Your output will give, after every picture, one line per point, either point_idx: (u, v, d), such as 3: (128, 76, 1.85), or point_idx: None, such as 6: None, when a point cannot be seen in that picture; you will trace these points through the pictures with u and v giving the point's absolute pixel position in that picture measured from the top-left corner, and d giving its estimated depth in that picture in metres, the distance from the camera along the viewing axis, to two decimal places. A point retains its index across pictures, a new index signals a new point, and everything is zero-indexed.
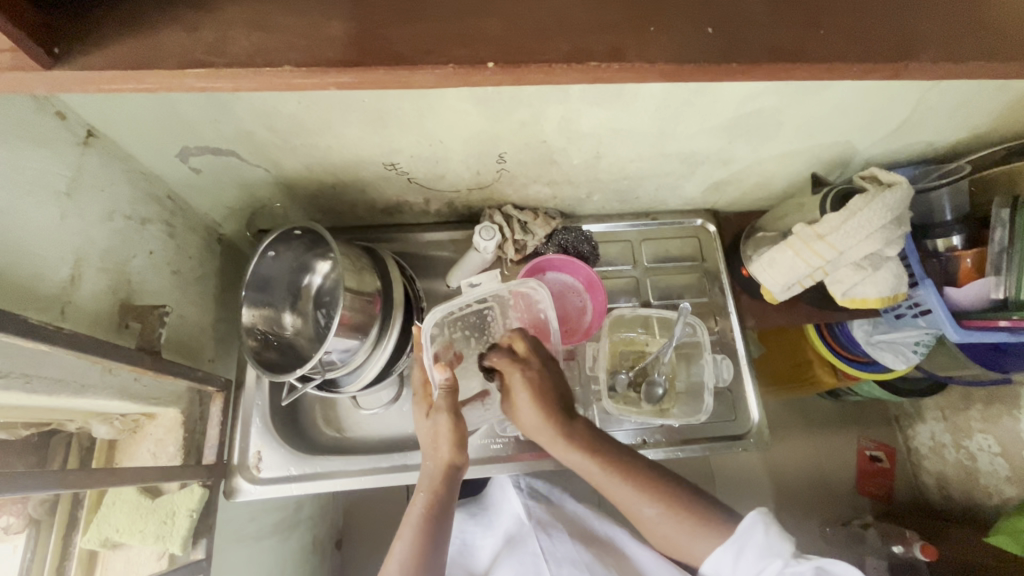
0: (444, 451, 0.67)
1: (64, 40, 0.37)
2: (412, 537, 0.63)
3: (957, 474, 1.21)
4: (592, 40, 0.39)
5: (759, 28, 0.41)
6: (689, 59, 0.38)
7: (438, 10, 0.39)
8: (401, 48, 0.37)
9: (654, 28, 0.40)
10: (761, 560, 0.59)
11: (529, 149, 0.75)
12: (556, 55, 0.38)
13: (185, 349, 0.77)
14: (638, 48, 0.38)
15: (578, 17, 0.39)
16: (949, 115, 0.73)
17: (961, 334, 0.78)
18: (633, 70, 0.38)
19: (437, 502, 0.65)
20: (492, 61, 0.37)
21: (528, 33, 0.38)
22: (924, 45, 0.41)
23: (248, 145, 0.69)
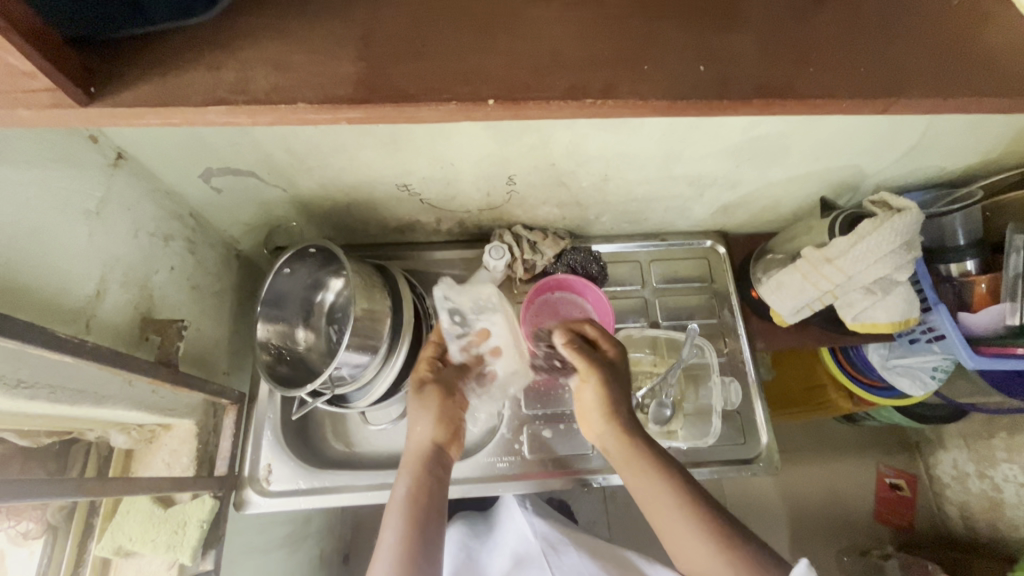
0: (430, 434, 0.71)
1: (99, 78, 0.39)
2: (407, 515, 0.62)
3: (980, 505, 1.17)
4: (589, 77, 0.40)
5: (751, 66, 0.42)
6: (683, 95, 0.40)
7: (445, 47, 0.41)
8: (410, 85, 0.39)
9: (649, 66, 0.41)
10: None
11: (538, 171, 0.77)
12: (555, 92, 0.40)
13: (201, 362, 0.80)
14: (632, 84, 0.40)
15: (576, 54, 0.41)
16: (958, 140, 0.73)
17: (976, 359, 0.77)
18: (627, 106, 0.40)
19: (413, 483, 0.65)
20: (494, 98, 0.39)
21: (528, 69, 0.40)
22: (915, 81, 0.42)
23: (267, 167, 0.72)
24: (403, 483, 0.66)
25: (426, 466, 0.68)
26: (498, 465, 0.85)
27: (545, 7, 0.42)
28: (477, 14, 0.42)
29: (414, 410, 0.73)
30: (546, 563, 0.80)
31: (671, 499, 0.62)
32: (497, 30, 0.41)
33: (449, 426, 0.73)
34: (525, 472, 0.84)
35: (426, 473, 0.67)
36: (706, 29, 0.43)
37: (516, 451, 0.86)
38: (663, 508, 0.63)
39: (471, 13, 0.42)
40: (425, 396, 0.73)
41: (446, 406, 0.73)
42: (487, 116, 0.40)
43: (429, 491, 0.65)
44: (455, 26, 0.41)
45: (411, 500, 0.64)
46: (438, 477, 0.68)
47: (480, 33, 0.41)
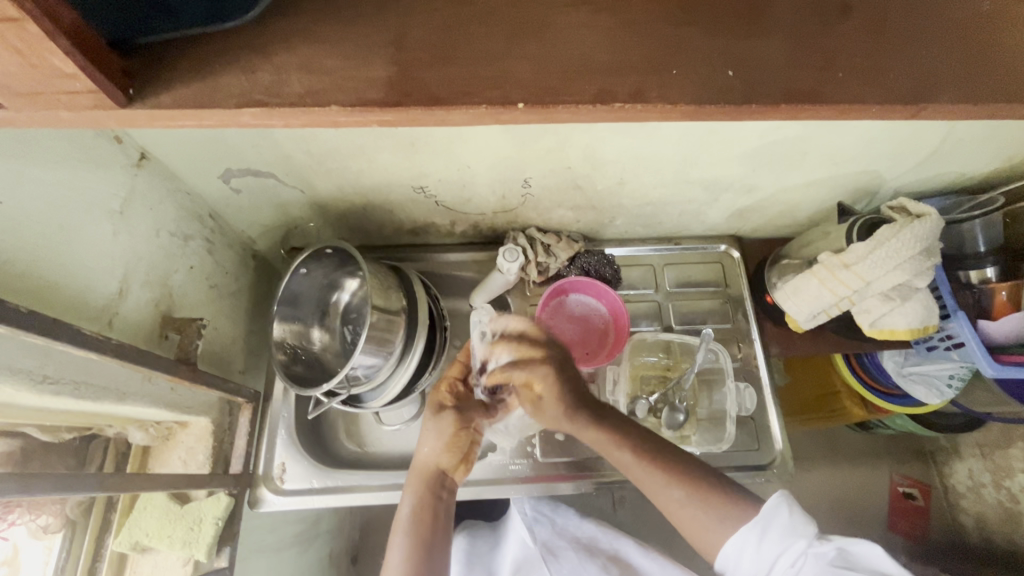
0: (436, 457, 0.71)
1: (135, 80, 0.40)
2: (408, 543, 0.64)
3: (998, 516, 1.16)
4: (616, 81, 0.40)
5: (777, 71, 0.42)
6: (709, 100, 0.40)
7: (472, 52, 0.41)
8: (437, 89, 0.40)
9: (676, 71, 0.41)
10: (788, 536, 0.60)
11: (554, 174, 0.77)
12: (582, 96, 0.40)
13: (217, 361, 0.80)
14: (659, 89, 0.40)
15: (601, 58, 0.41)
16: (980, 146, 0.72)
17: (997, 368, 0.74)
18: (653, 111, 0.40)
19: (416, 508, 0.67)
20: (522, 102, 0.39)
21: (555, 73, 0.40)
22: (943, 86, 0.42)
23: (286, 168, 0.73)
24: (407, 502, 0.68)
25: (430, 486, 0.70)
26: (509, 467, 0.85)
27: (571, 13, 0.43)
28: (503, 19, 0.42)
29: (425, 427, 0.74)
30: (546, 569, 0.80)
31: (662, 481, 0.65)
32: (523, 35, 0.42)
33: (457, 452, 0.73)
34: (536, 476, 0.84)
35: (430, 494, 0.69)
36: (732, 34, 0.43)
37: (529, 454, 0.86)
38: (656, 488, 0.65)
39: (497, 17, 0.42)
40: (441, 417, 0.73)
41: (459, 435, 0.73)
42: (513, 120, 0.40)
43: (431, 510, 0.67)
44: (481, 31, 0.42)
45: (415, 520, 0.66)
46: (442, 498, 0.69)
47: (507, 38, 0.41)
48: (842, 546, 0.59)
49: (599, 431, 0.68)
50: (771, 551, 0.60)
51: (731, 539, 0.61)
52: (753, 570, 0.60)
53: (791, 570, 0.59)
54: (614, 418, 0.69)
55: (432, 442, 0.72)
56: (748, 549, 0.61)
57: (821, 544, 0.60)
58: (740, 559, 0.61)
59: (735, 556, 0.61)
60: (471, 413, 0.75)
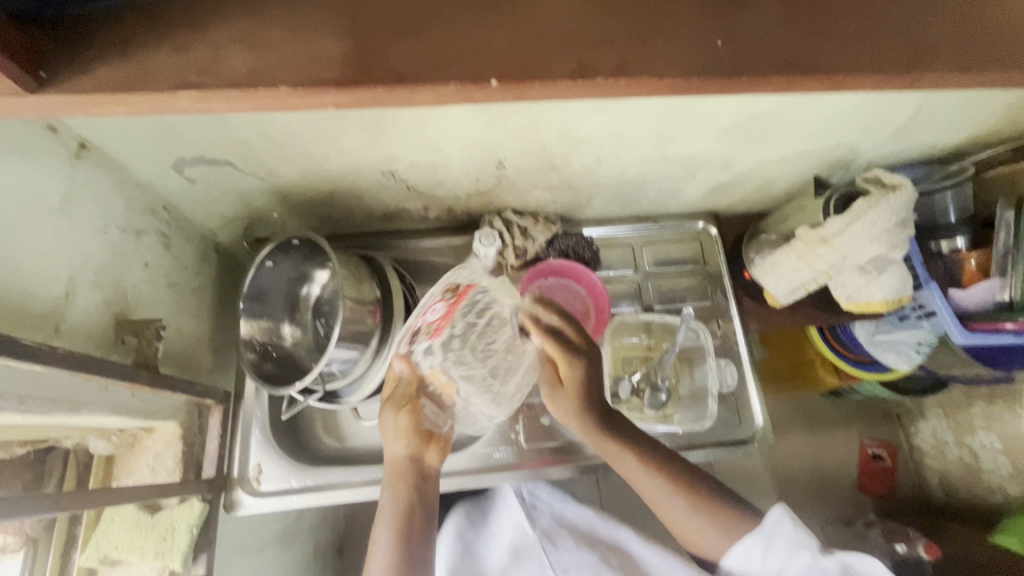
0: (402, 448, 0.70)
1: (55, 61, 0.36)
2: (387, 546, 0.64)
3: (960, 472, 1.22)
4: (596, 55, 0.38)
5: (765, 41, 0.40)
6: (699, 73, 0.38)
7: (435, 24, 0.38)
8: (400, 66, 0.37)
9: (661, 41, 0.39)
10: (789, 552, 0.62)
11: (529, 155, 0.75)
12: (560, 71, 0.37)
13: (184, 363, 0.77)
14: (642, 62, 0.38)
15: (580, 29, 0.38)
16: (952, 114, 0.72)
17: (966, 336, 0.76)
18: (639, 85, 0.38)
19: (401, 504, 0.67)
20: (494, 78, 0.36)
21: (527, 47, 0.37)
22: (940, 53, 0.41)
23: (243, 155, 0.68)
24: (386, 498, 0.68)
25: (406, 476, 0.69)
26: (493, 456, 0.84)
27: None
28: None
29: (382, 422, 0.71)
30: (545, 559, 0.79)
31: (665, 490, 0.67)
32: (493, 5, 0.39)
33: (420, 434, 0.71)
34: (521, 462, 0.83)
35: (409, 485, 0.68)
36: (721, 3, 0.40)
37: (512, 441, 0.85)
38: (678, 518, 0.67)
39: None
40: (391, 411, 0.71)
41: (416, 424, 0.71)
42: (485, 99, 0.37)
43: (410, 504, 0.67)
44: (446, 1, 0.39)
45: (397, 519, 0.66)
46: (420, 487, 0.69)
47: (476, 9, 0.38)
48: (847, 562, 0.60)
49: (613, 439, 0.69)
50: (775, 564, 0.62)
51: (733, 551, 0.64)
52: None
53: None
54: (622, 425, 0.71)
55: (400, 438, 0.70)
56: (752, 558, 0.63)
57: (826, 559, 0.60)
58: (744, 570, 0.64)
59: (739, 565, 0.64)
60: (410, 393, 0.72)
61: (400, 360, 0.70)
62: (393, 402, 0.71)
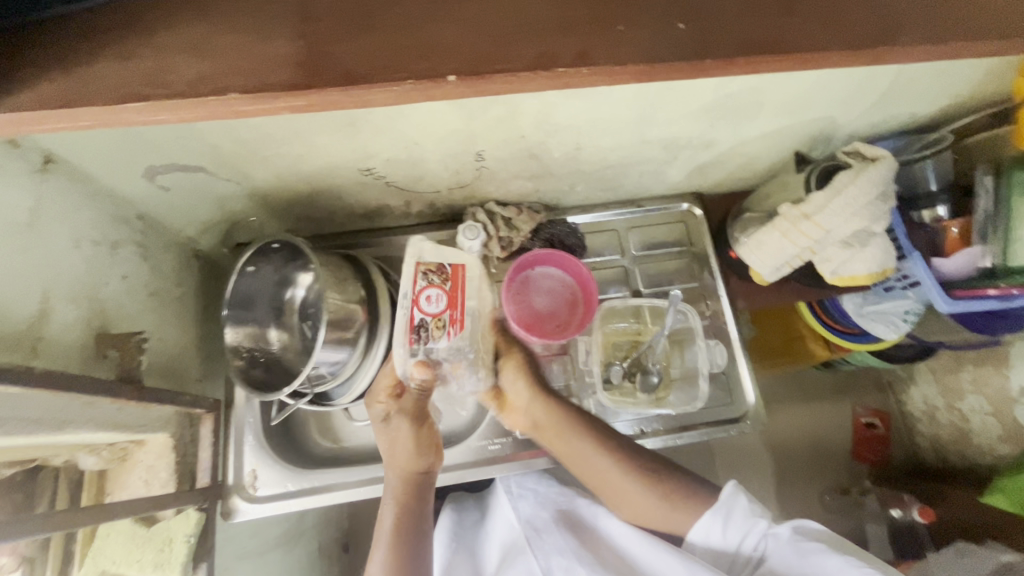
0: (406, 462, 0.74)
1: (6, 79, 0.35)
2: (388, 546, 0.69)
3: (950, 436, 1.24)
4: (557, 44, 0.37)
5: (729, 22, 0.39)
6: (663, 58, 0.37)
7: (391, 22, 0.37)
8: (354, 67, 0.36)
9: (623, 27, 0.38)
10: (747, 519, 0.71)
11: (507, 145, 0.74)
12: (520, 63, 0.37)
13: (172, 374, 0.76)
14: (604, 49, 0.37)
15: (539, 18, 0.38)
16: (928, 84, 0.72)
17: (951, 304, 0.77)
18: (603, 71, 0.37)
19: (404, 514, 0.72)
20: (454, 73, 0.35)
21: (488, 40, 0.37)
22: (905, 28, 0.41)
23: (216, 160, 0.67)
24: (388, 513, 0.72)
25: (409, 492, 0.73)
26: (489, 448, 0.85)
27: None
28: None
29: (382, 434, 0.76)
30: (530, 549, 0.75)
31: (623, 470, 0.75)
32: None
33: (425, 446, 0.76)
34: (517, 453, 0.84)
35: (410, 499, 0.73)
36: None
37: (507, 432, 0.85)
38: (634, 497, 0.75)
39: None
40: (389, 424, 0.76)
41: (420, 434, 0.76)
42: (445, 95, 0.36)
43: (411, 515, 0.72)
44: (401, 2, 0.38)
45: (398, 530, 0.70)
46: (422, 499, 0.74)
47: (438, 1, 0.38)
48: (799, 526, 0.70)
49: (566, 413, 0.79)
50: (736, 534, 0.70)
51: (693, 525, 0.73)
52: (721, 549, 0.71)
53: (753, 549, 0.70)
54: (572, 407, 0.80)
55: (404, 449, 0.74)
56: (714, 531, 0.71)
57: (778, 526, 0.70)
58: (707, 544, 0.72)
59: (703, 538, 0.72)
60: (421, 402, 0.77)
61: (418, 367, 0.74)
62: (391, 414, 0.76)
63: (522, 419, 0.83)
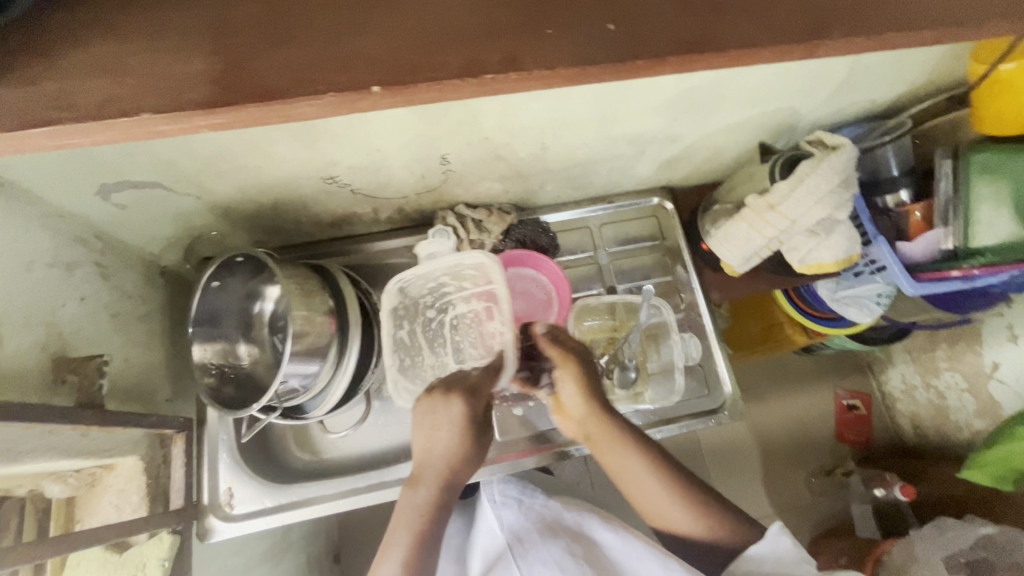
0: (443, 445, 0.64)
1: None
2: (403, 555, 0.61)
3: (929, 413, 1.26)
4: (485, 50, 0.37)
5: (660, 22, 0.39)
6: (593, 60, 0.38)
7: (311, 31, 0.37)
8: (274, 80, 0.35)
9: (553, 30, 0.38)
10: (794, 564, 0.68)
11: (471, 147, 0.73)
12: (448, 70, 0.36)
13: (139, 395, 0.74)
14: (532, 54, 0.37)
15: (465, 23, 0.38)
16: (884, 70, 0.73)
17: (915, 286, 0.78)
18: (533, 76, 0.37)
19: (433, 515, 0.63)
20: (378, 84, 0.35)
21: (414, 47, 0.37)
22: (838, 19, 0.41)
23: (172, 175, 0.65)
24: (418, 497, 0.63)
25: (442, 489, 0.64)
26: None
27: None
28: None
29: (419, 409, 0.66)
30: (513, 558, 0.78)
31: (679, 496, 0.71)
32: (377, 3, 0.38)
33: (460, 429, 0.65)
34: (496, 456, 0.84)
35: (441, 497, 0.64)
36: None
37: None
38: (677, 519, 0.72)
39: None
40: (431, 399, 0.66)
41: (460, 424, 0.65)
42: (371, 106, 0.36)
43: (436, 521, 0.63)
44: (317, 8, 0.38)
45: (422, 532, 0.62)
46: (450, 494, 0.65)
47: (354, 11, 0.37)
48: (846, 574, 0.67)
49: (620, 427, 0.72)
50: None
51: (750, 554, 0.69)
52: None
53: None
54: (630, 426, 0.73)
55: (448, 435, 0.64)
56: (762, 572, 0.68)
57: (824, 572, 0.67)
58: None
59: None
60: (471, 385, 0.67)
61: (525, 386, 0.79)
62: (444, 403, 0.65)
63: (569, 425, 0.75)
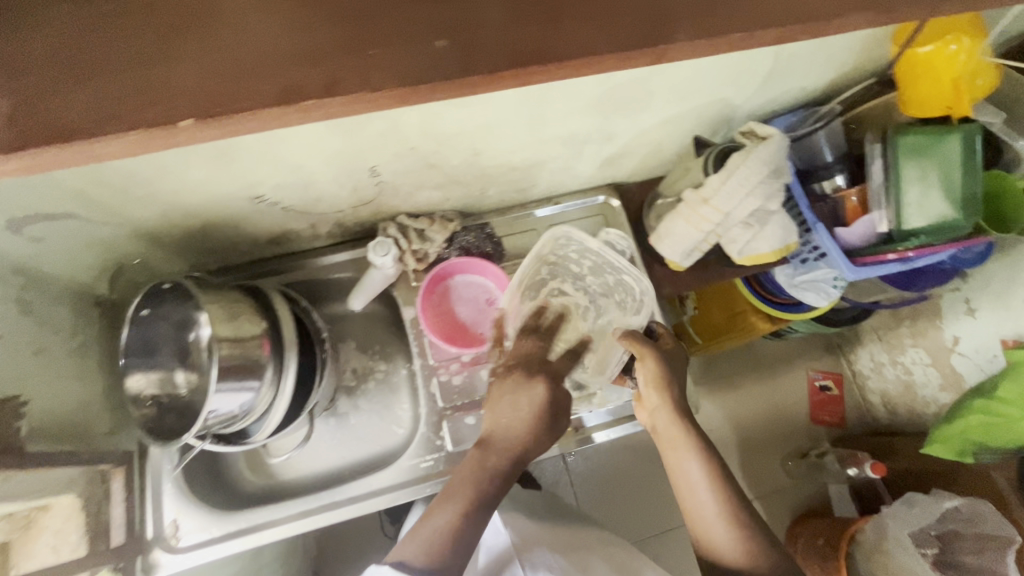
0: (516, 420, 0.73)
1: None
2: (444, 516, 0.63)
3: (897, 390, 1.28)
4: (301, 75, 0.37)
5: (491, 33, 0.40)
6: (418, 78, 0.38)
7: (113, 67, 0.37)
8: (72, 117, 0.36)
9: (374, 51, 0.38)
10: None
11: (400, 158, 0.72)
12: (261, 99, 0.37)
13: (75, 432, 0.72)
14: (353, 76, 0.38)
15: (279, 47, 0.38)
16: (809, 59, 0.73)
17: (855, 270, 0.78)
18: (352, 99, 0.37)
19: (483, 483, 0.67)
20: (185, 118, 0.36)
21: (225, 73, 0.37)
22: (679, 24, 0.42)
23: (86, 205, 0.63)
24: (462, 472, 0.68)
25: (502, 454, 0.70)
26: (421, 466, 0.83)
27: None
28: (154, 16, 0.38)
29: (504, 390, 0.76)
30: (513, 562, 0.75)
31: (716, 494, 0.69)
32: (182, 31, 0.38)
33: (533, 419, 0.73)
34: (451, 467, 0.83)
35: (497, 464, 0.69)
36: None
37: (438, 447, 0.84)
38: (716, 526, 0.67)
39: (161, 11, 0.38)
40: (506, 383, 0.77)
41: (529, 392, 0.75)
42: (184, 140, 0.37)
43: (486, 487, 0.67)
44: (125, 35, 0.37)
45: (469, 498, 0.65)
46: (513, 466, 0.70)
47: (154, 41, 0.37)
48: None
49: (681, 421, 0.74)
50: None
51: None
52: None
53: None
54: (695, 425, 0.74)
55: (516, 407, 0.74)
56: None
57: None
58: None
59: None
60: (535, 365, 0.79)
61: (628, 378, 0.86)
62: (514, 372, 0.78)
63: (645, 416, 0.78)
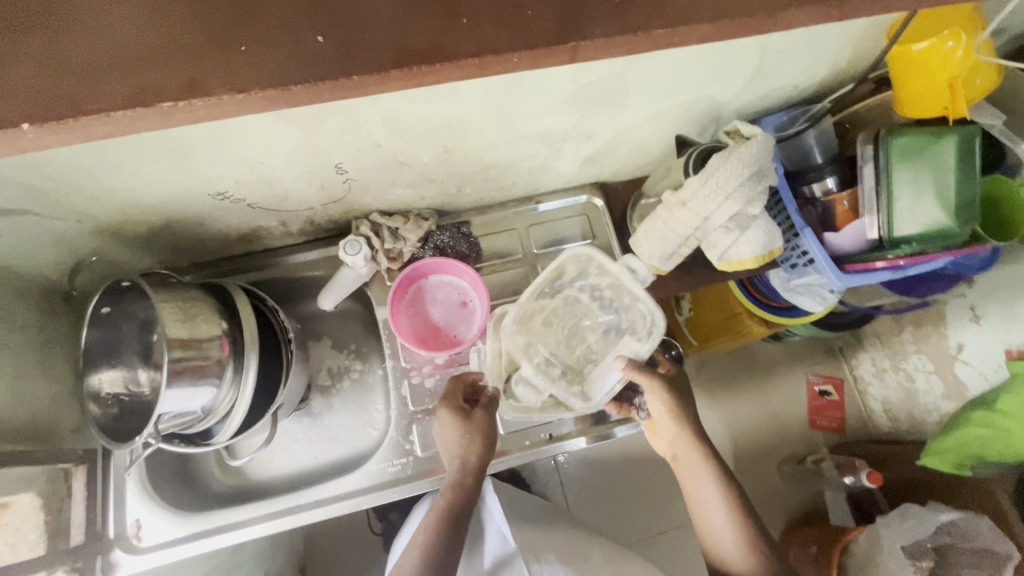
0: (448, 440, 0.77)
1: None
2: (432, 525, 0.73)
3: (898, 397, 1.23)
4: (164, 77, 0.36)
5: (388, 28, 0.38)
6: (298, 79, 0.36)
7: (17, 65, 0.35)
8: None
9: (245, 49, 0.37)
10: None
11: (365, 154, 0.70)
12: (114, 102, 0.35)
13: (35, 431, 0.71)
14: (221, 75, 0.36)
15: (158, 46, 0.36)
16: (797, 55, 0.69)
17: (843, 278, 0.74)
18: (219, 103, 0.36)
19: (458, 504, 0.74)
20: (25, 121, 0.35)
21: (102, 68, 0.36)
22: (595, 17, 0.40)
23: (39, 202, 0.62)
24: (443, 492, 0.76)
25: (461, 474, 0.75)
26: (389, 470, 0.82)
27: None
28: (23, 7, 0.36)
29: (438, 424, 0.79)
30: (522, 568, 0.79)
31: (725, 514, 0.74)
32: (90, 29, 0.36)
33: (465, 444, 0.76)
34: (420, 473, 0.81)
35: (463, 483, 0.75)
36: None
37: (408, 451, 0.83)
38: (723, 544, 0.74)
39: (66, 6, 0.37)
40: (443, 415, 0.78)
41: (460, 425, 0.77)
42: (38, 143, 0.36)
43: (457, 505, 0.74)
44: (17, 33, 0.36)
45: (446, 515, 0.74)
46: (471, 487, 0.76)
47: (32, 36, 0.36)
48: None
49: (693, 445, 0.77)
50: None
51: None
52: None
53: None
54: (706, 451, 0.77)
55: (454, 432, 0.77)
56: None
57: None
58: None
59: None
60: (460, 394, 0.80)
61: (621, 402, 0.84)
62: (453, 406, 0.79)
63: (664, 442, 0.82)
